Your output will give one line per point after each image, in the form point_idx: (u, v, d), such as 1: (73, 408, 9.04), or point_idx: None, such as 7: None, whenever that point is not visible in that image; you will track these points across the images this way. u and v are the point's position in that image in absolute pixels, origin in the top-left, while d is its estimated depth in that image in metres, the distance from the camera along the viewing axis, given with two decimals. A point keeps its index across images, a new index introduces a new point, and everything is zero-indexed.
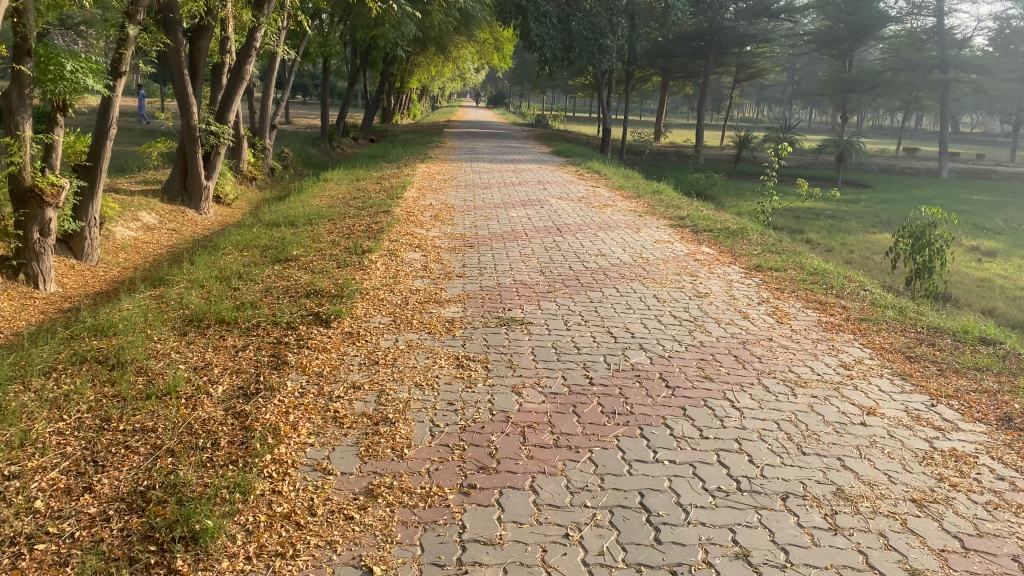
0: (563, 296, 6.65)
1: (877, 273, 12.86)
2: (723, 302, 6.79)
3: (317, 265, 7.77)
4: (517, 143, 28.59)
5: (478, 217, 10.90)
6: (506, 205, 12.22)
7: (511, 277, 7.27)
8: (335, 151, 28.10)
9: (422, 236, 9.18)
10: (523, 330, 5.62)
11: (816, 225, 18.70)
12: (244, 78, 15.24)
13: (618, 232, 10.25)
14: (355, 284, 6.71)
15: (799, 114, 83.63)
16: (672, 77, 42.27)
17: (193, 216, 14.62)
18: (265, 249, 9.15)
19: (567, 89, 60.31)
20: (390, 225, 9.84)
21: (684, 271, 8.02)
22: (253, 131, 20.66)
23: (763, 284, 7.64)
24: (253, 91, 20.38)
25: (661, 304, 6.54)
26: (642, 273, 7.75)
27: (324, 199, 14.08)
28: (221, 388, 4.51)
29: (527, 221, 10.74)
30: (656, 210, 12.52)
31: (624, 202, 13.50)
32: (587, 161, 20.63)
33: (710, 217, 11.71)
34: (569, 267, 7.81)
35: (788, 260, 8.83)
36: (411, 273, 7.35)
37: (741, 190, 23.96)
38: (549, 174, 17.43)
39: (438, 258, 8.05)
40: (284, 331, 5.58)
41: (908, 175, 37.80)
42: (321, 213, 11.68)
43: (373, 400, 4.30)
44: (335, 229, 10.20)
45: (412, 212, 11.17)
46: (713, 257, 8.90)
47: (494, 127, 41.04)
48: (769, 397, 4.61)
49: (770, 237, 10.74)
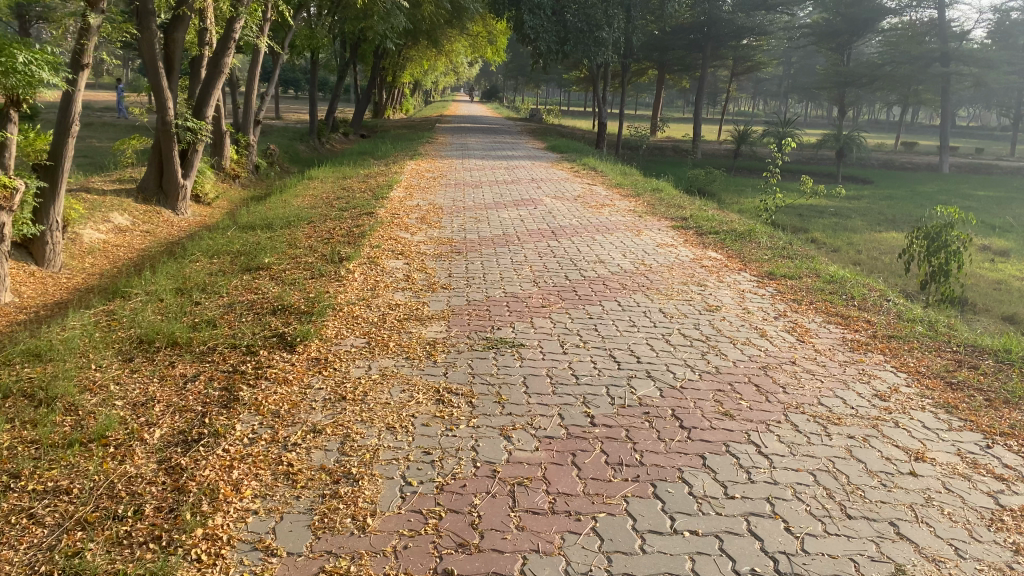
0: (558, 310, 6.00)
1: (888, 276, 12.23)
2: (735, 318, 6.15)
3: (290, 275, 7.10)
4: (511, 138, 27.90)
5: (468, 219, 10.24)
6: (498, 205, 11.55)
7: (501, 288, 6.62)
8: (324, 147, 27.37)
9: (407, 242, 8.52)
10: (514, 354, 4.97)
11: (821, 223, 18.09)
12: (223, 71, 14.53)
13: (616, 234, 9.61)
14: (327, 298, 6.04)
15: (795, 107, 83.00)
16: (668, 71, 41.61)
17: (169, 216, 13.93)
18: (237, 255, 8.48)
19: (561, 83, 59.53)
20: (373, 228, 9.18)
21: (690, 280, 7.38)
22: (237, 127, 19.94)
23: (778, 295, 7.00)
24: (236, 85, 19.66)
25: (667, 320, 5.89)
26: (644, 282, 7.10)
27: (307, 199, 13.40)
28: (157, 433, 3.84)
29: (521, 223, 10.08)
30: (656, 211, 11.87)
31: (623, 201, 12.87)
32: (583, 158, 19.96)
33: (714, 218, 11.07)
34: (564, 277, 7.15)
35: (801, 267, 8.20)
36: (393, 285, 6.69)
37: (741, 187, 23.34)
38: (543, 171, 16.77)
39: (423, 266, 7.39)
40: (242, 357, 4.91)
41: (908, 170, 37.20)
42: (301, 215, 11.01)
43: (335, 449, 3.63)
44: (314, 232, 9.54)
45: (398, 213, 10.50)
46: (719, 263, 8.27)
47: (488, 122, 40.30)
48: (800, 440, 3.96)
49: (778, 239, 10.10)
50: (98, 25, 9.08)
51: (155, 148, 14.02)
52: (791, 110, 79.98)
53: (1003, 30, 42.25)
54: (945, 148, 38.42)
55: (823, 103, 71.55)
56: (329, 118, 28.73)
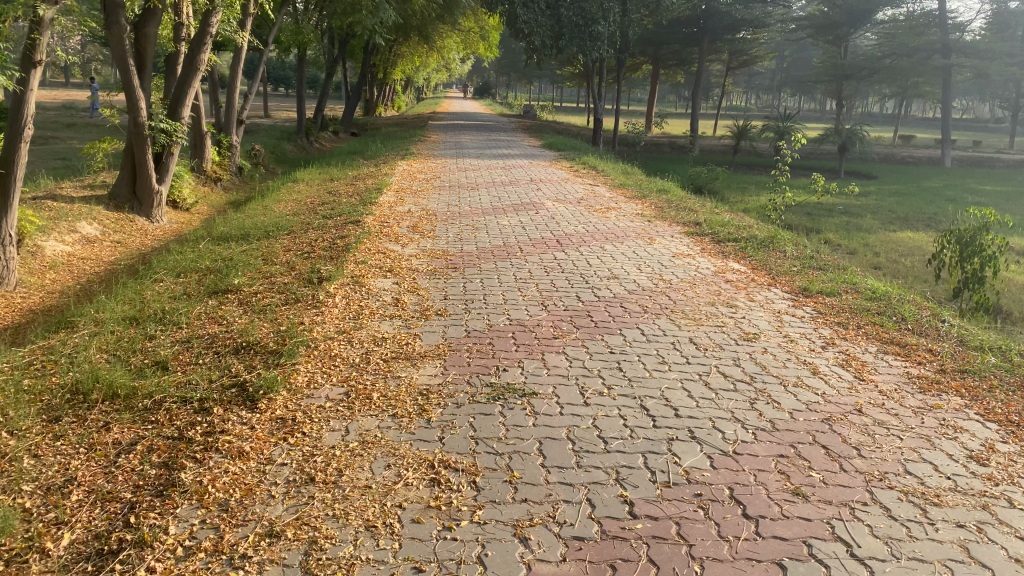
0: (573, 344, 5.11)
1: (915, 283, 11.37)
2: (780, 349, 5.27)
3: (260, 301, 6.19)
4: (505, 135, 27.00)
5: (464, 227, 9.34)
6: (495, 210, 10.65)
7: (505, 314, 5.73)
8: (313, 146, 26.40)
9: (397, 256, 7.63)
10: (524, 407, 4.07)
11: (832, 223, 17.22)
12: (198, 68, 13.57)
13: (627, 244, 8.74)
14: (300, 333, 5.13)
15: (789, 100, 82.24)
16: (664, 65, 40.75)
17: (144, 225, 12.98)
18: (206, 274, 7.57)
19: (554, 78, 58.61)
20: (358, 239, 8.28)
21: (718, 298, 6.51)
22: (219, 127, 18.97)
23: (821, 318, 6.12)
24: (217, 83, 18.70)
25: (702, 357, 5.00)
26: (666, 304, 6.22)
27: (290, 204, 12.48)
28: (64, 541, 2.92)
29: (522, 230, 9.19)
30: (666, 215, 10.99)
31: (628, 204, 12.01)
32: (582, 156, 19.08)
33: (730, 222, 10.20)
34: (576, 298, 6.26)
35: (838, 282, 7.33)
36: (380, 311, 5.79)
37: (744, 184, 22.49)
38: (541, 171, 15.88)
39: (415, 286, 6.50)
40: (192, 418, 3.99)
41: (910, 164, 36.41)
42: (282, 223, 10.12)
43: (297, 565, 2.75)
44: (294, 244, 8.64)
45: (387, 221, 9.59)
46: (745, 278, 7.39)
47: (480, 118, 39.36)
48: (898, 533, 3.09)
49: (803, 246, 9.23)
50: (50, 17, 8.10)
51: (127, 151, 13.06)
52: (787, 103, 79.18)
53: (1004, 21, 41.43)
54: (948, 141, 37.65)
55: (819, 96, 70.74)
56: (318, 115, 27.75)
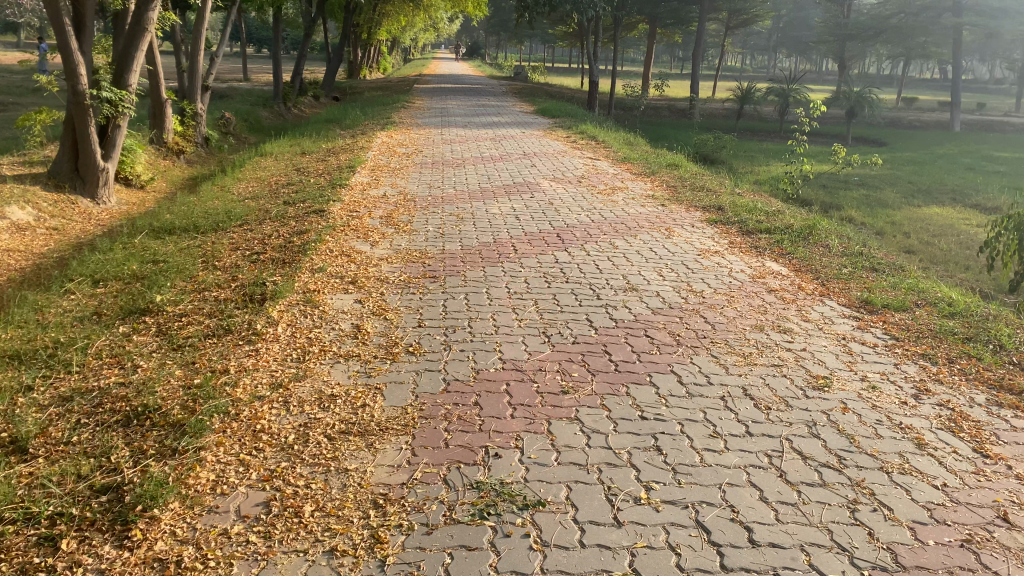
0: (590, 403, 3.78)
1: (958, 273, 10.11)
2: (863, 406, 3.97)
3: (182, 331, 4.80)
4: (496, 101, 25.48)
5: (448, 216, 7.94)
6: (484, 194, 9.24)
7: (497, 352, 4.39)
8: (291, 114, 24.74)
9: (366, 259, 6.28)
10: (527, 534, 2.75)
11: (850, 197, 15.88)
12: (148, 29, 11.88)
13: (643, 237, 7.41)
14: (219, 393, 3.76)
15: (783, 62, 80.32)
16: (661, 25, 38.99)
17: (89, 207, 11.39)
18: (131, 283, 6.18)
19: (545, 39, 56.62)
20: (320, 235, 6.92)
21: (765, 322, 5.17)
22: (182, 94, 17.30)
23: (901, 350, 4.81)
24: (179, 46, 17.03)
25: (767, 425, 3.69)
26: (702, 331, 4.89)
27: (252, 184, 11.01)
28: None
29: (517, 221, 7.81)
30: (680, 199, 9.62)
31: (636, 183, 10.67)
32: (579, 125, 17.59)
33: (756, 207, 8.89)
34: (587, 324, 4.92)
35: (902, 292, 6.00)
36: (335, 348, 4.44)
37: (751, 153, 21.13)
38: (535, 143, 14.43)
39: (383, 305, 5.15)
40: (27, 559, 2.64)
41: (916, 129, 34.94)
42: (237, 211, 8.70)
43: None
44: (246, 240, 7.26)
45: (358, 210, 8.19)
46: (791, 288, 6.05)
47: (469, 82, 37.61)
48: None
49: (845, 238, 7.89)
50: None
51: (66, 123, 11.46)
52: (779, 65, 77.43)
53: None
54: (956, 104, 36.14)
55: (816, 58, 68.85)
56: (297, 80, 26.01)
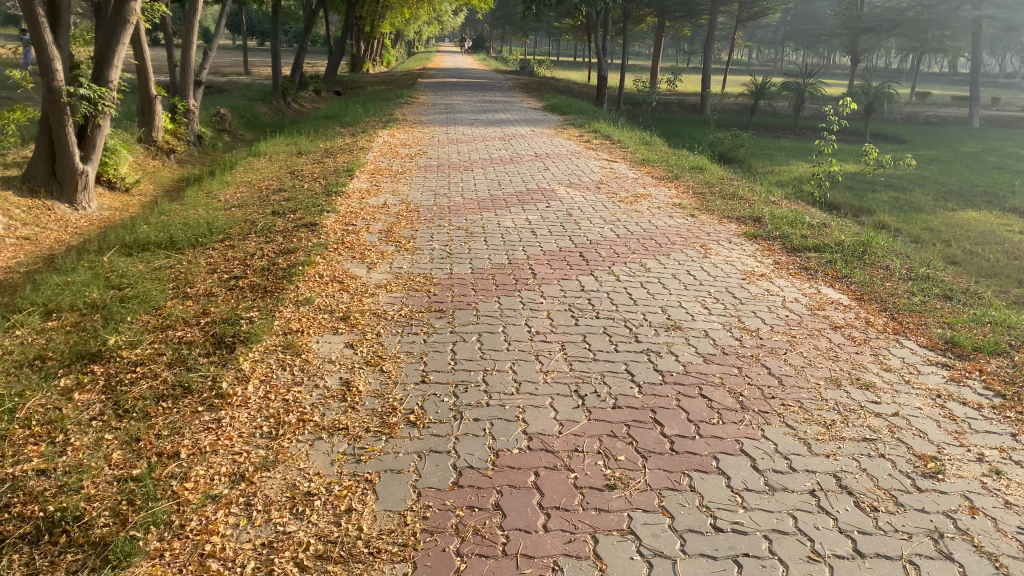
0: (644, 506, 2.90)
1: (1014, 288, 9.21)
2: (997, 505, 3.08)
3: (132, 389, 3.91)
4: (502, 95, 24.59)
5: (455, 231, 7.06)
6: (494, 203, 8.38)
7: (520, 422, 3.50)
8: (291, 109, 23.84)
9: (361, 287, 5.40)
10: None
11: (880, 200, 14.97)
12: (129, 20, 10.89)
13: (677, 256, 6.54)
14: (162, 496, 2.88)
15: (791, 54, 79.06)
16: (670, 18, 37.99)
17: (65, 213, 10.49)
18: (87, 315, 5.30)
19: (551, 32, 55.56)
20: (310, 255, 6.06)
21: (842, 375, 4.27)
22: (173, 89, 16.40)
23: (1015, 414, 3.91)
24: (171, 38, 16.12)
25: (879, 539, 2.81)
26: (769, 388, 4.00)
27: (242, 188, 10.16)
28: None
29: (534, 237, 6.92)
30: (710, 208, 8.73)
31: (659, 189, 9.80)
32: (591, 123, 16.70)
33: (797, 219, 8.00)
34: (628, 378, 4.04)
35: (990, 328, 5.09)
36: (317, 415, 3.56)
37: (769, 152, 20.23)
38: (546, 142, 13.54)
39: (379, 352, 4.26)
40: None
41: (934, 125, 34.00)
42: (221, 222, 7.83)
43: None
44: (226, 259, 6.39)
45: (354, 223, 7.31)
46: (859, 325, 5.15)
47: (475, 75, 36.68)
48: None
49: (904, 257, 7.00)
50: None
51: (42, 123, 10.54)
52: (787, 59, 76.34)
53: None
54: (976, 100, 35.06)
55: (824, 51, 67.63)
56: (296, 74, 25.10)
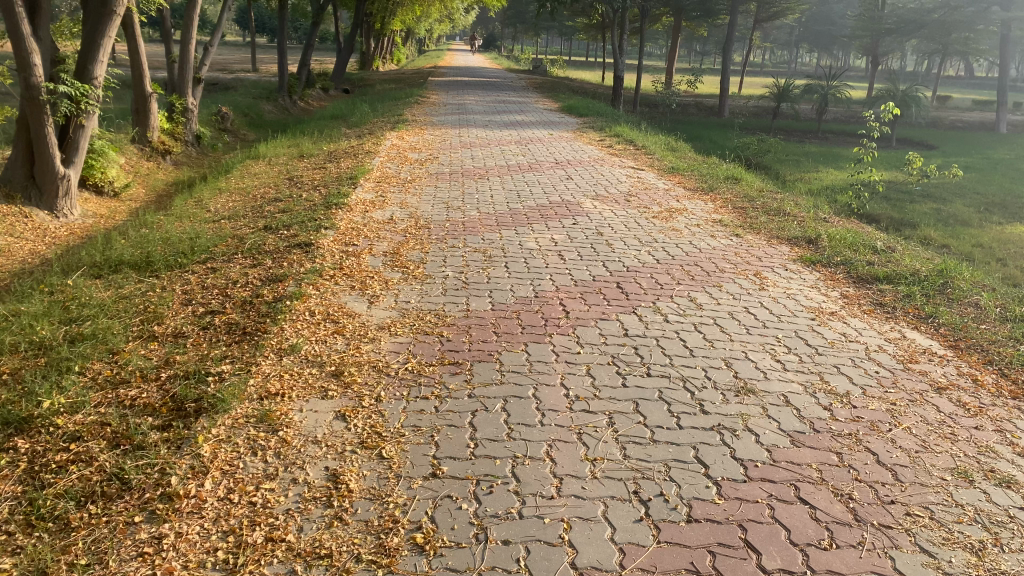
0: None
1: None
2: None
3: (53, 483, 2.99)
4: (516, 95, 23.69)
5: (471, 254, 6.16)
6: (514, 219, 7.48)
7: (566, 548, 2.60)
8: (297, 108, 22.97)
9: (358, 329, 4.50)
10: None
11: (921, 212, 13.96)
12: (116, 12, 9.94)
13: (731, 288, 5.61)
14: None
15: (806, 56, 77.79)
16: (687, 17, 36.98)
17: (44, 221, 9.56)
18: (28, 361, 4.37)
19: (564, 31, 54.57)
20: (301, 285, 5.16)
21: (971, 463, 3.33)
22: (171, 87, 15.52)
23: None
24: (169, 32, 15.26)
25: None
26: (886, 488, 3.07)
27: (236, 196, 9.29)
28: None
29: (562, 262, 6.02)
30: (755, 226, 7.78)
31: (693, 202, 8.86)
32: (612, 125, 15.76)
33: (858, 241, 7.05)
34: (701, 471, 3.11)
35: None
36: (292, 532, 2.66)
37: (796, 158, 19.23)
38: (566, 147, 12.63)
39: (378, 428, 3.35)
40: None
41: (962, 130, 32.87)
42: (206, 239, 6.93)
43: None
44: (206, 286, 5.50)
45: (355, 243, 6.40)
46: (967, 386, 4.20)
47: (488, 75, 35.71)
48: None
49: (990, 289, 6.05)
50: None
51: (21, 123, 9.64)
52: (802, 61, 75.12)
53: None
54: (1004, 105, 33.82)
55: (841, 53, 66.38)
56: (303, 72, 24.23)
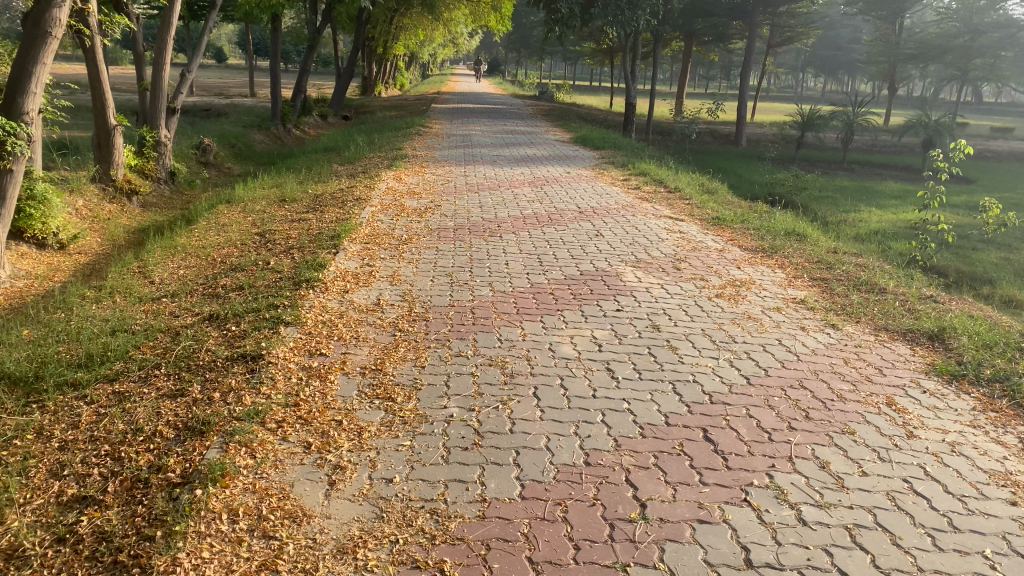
0: None
1: None
2: None
3: None
4: (525, 124, 22.11)
5: (487, 370, 4.38)
6: (541, 302, 5.71)
7: None
8: (290, 137, 21.36)
9: (302, 556, 2.70)
10: None
11: (992, 262, 12.23)
12: (50, 33, 7.73)
13: (870, 439, 3.81)
14: None
15: (812, 82, 76.61)
16: (700, 42, 35.55)
17: None
18: None
19: (569, 55, 53.22)
20: (227, 448, 3.36)
21: None
22: (142, 117, 13.78)
23: None
24: (140, 55, 13.57)
25: None
26: None
27: (193, 257, 7.57)
28: None
29: (616, 386, 4.22)
30: (852, 309, 6.01)
31: (757, 270, 7.08)
32: (634, 161, 14.09)
33: (1005, 341, 5.24)
34: None
35: None
36: None
37: (833, 194, 17.52)
38: (587, 190, 10.94)
39: None
40: None
41: (992, 161, 31.22)
42: (127, 335, 5.15)
43: None
44: (94, 438, 3.67)
45: (323, 349, 4.63)
46: None
47: (494, 101, 34.19)
48: None
49: None
50: None
51: None
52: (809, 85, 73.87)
53: None
54: None
55: (850, 78, 65.11)
56: (298, 98, 22.60)
